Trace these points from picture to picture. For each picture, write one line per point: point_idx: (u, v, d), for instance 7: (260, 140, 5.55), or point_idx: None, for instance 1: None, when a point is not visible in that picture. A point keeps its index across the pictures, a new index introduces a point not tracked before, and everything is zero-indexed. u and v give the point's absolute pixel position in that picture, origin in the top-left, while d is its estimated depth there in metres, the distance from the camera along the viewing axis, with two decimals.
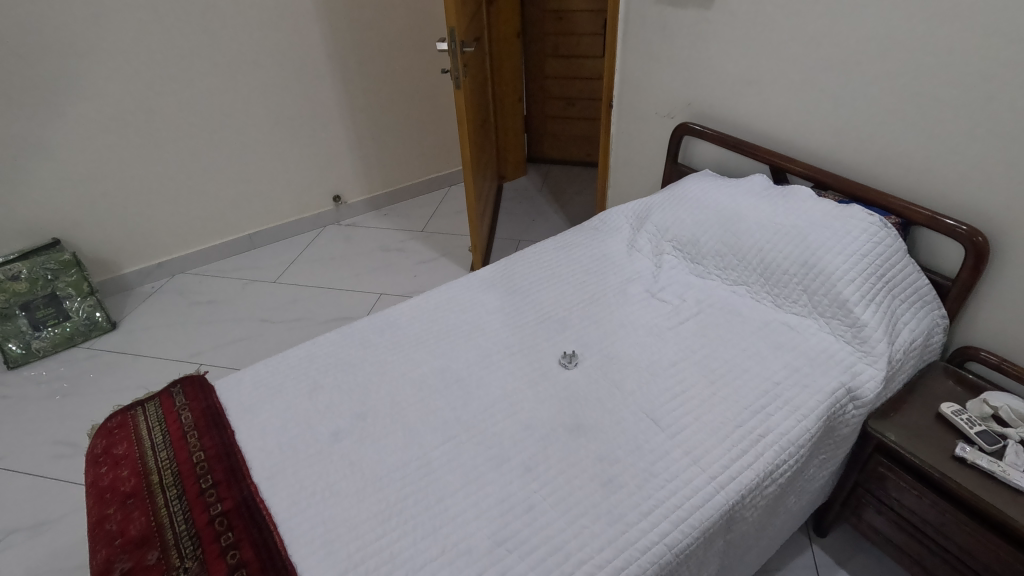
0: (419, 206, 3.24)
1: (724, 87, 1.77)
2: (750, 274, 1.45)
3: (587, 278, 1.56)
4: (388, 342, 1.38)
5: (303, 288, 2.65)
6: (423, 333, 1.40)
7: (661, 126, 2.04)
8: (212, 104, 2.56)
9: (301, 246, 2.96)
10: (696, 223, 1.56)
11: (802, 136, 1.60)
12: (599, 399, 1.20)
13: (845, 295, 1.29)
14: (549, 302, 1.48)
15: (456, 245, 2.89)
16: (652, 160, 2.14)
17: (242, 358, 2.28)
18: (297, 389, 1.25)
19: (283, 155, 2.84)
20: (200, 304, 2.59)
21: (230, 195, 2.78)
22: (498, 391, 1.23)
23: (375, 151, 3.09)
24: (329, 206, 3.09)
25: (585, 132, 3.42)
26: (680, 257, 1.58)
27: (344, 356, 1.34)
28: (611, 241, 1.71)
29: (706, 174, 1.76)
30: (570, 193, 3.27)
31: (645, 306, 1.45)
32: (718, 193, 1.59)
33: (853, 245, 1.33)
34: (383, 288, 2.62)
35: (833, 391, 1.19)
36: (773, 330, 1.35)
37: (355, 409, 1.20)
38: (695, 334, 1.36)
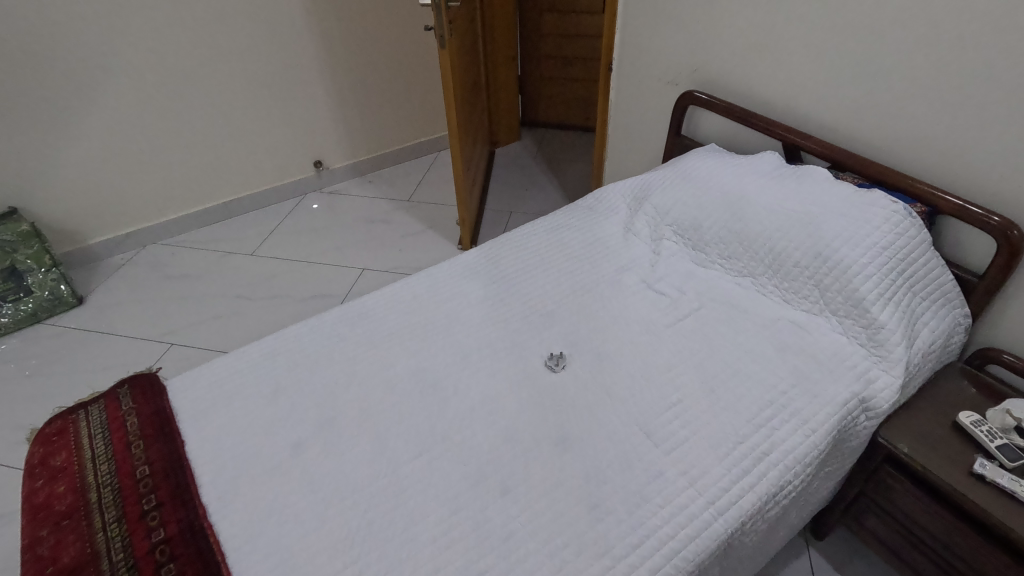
0: (406, 173, 3.06)
1: (735, 52, 1.59)
2: (757, 265, 1.32)
3: (579, 266, 1.43)
4: (360, 337, 1.25)
5: (281, 262, 2.50)
6: (397, 326, 1.28)
7: (664, 94, 1.87)
8: (177, 62, 2.35)
9: (281, 216, 2.79)
10: (701, 206, 1.42)
11: (821, 110, 1.44)
12: (588, 407, 1.09)
13: (862, 294, 1.17)
14: (536, 293, 1.35)
15: (445, 216, 2.74)
16: (655, 130, 1.97)
17: (216, 338, 2.15)
18: (257, 392, 1.13)
19: (258, 118, 2.64)
20: (173, 278, 2.44)
21: (203, 160, 2.60)
22: (477, 397, 1.12)
23: (358, 113, 2.89)
24: (310, 172, 2.91)
25: (583, 95, 3.22)
26: (680, 244, 1.44)
27: (310, 354, 1.22)
28: (606, 223, 1.56)
29: (710, 149, 1.60)
30: (566, 161, 3.09)
31: (641, 299, 1.33)
32: (724, 172, 1.45)
33: (872, 237, 1.20)
34: (365, 263, 2.48)
35: (845, 401, 1.08)
36: (781, 330, 1.23)
37: (319, 416, 1.09)
38: (696, 331, 1.24)
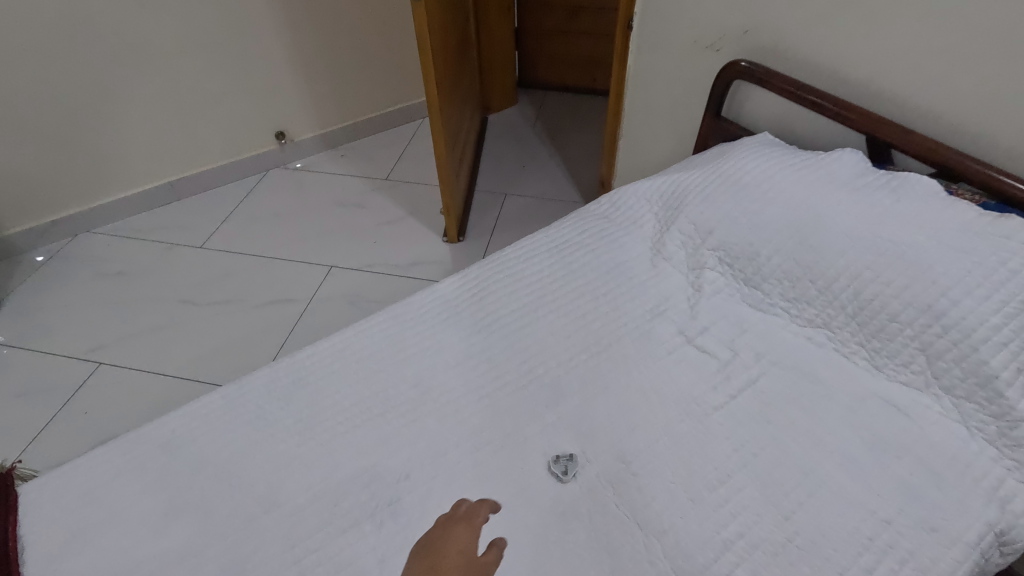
0: (385, 146, 2.65)
1: (805, 11, 1.18)
2: (835, 314, 0.97)
3: (593, 306, 1.07)
4: (295, 421, 0.91)
5: (237, 257, 2.13)
6: (347, 402, 0.94)
7: (700, 62, 1.46)
8: (93, 14, 1.90)
9: (238, 197, 2.40)
10: (758, 226, 1.05)
11: (925, 97, 1.06)
12: (612, 549, 0.77)
13: (997, 372, 0.82)
14: (536, 348, 1.01)
15: (429, 200, 2.35)
16: (685, 106, 1.57)
17: (155, 356, 1.81)
18: (146, 517, 0.81)
19: (202, 82, 2.20)
20: (107, 277, 2.06)
21: (138, 134, 2.18)
22: (455, 526, 0.80)
23: (326, 75, 2.44)
24: (271, 145, 2.49)
25: (590, 52, 2.76)
26: (727, 276, 1.09)
27: (224, 450, 0.88)
28: (627, 239, 1.20)
29: (765, 142, 1.21)
30: (570, 130, 2.67)
31: (677, 361, 0.98)
32: (789, 177, 1.07)
33: (1011, 287, 0.85)
34: (335, 258, 2.11)
35: (978, 541, 0.76)
36: (871, 413, 0.90)
37: (229, 560, 0.77)
38: (756, 416, 0.90)
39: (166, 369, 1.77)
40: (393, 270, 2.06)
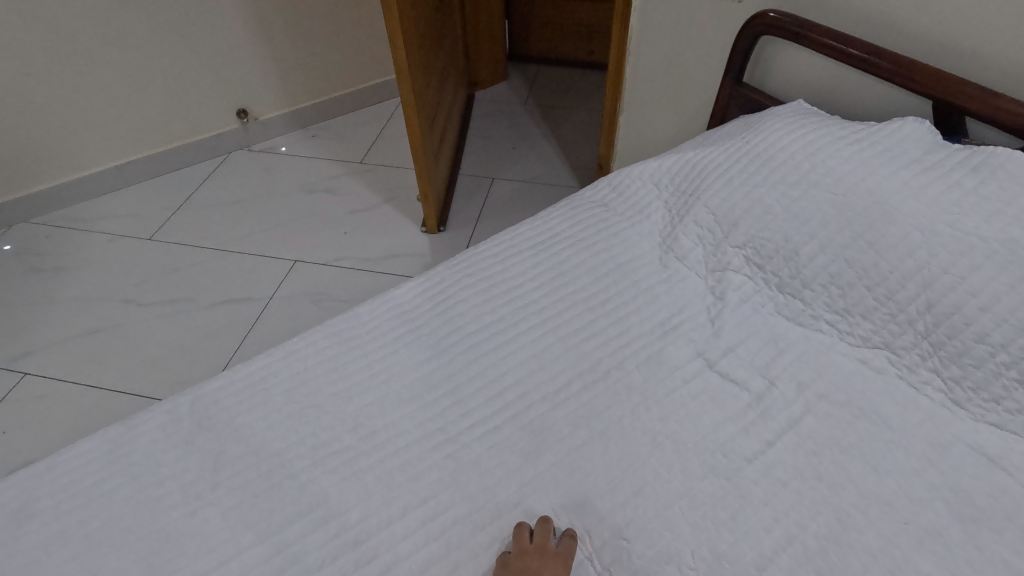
0: (361, 125, 2.40)
1: None
2: (901, 332, 0.75)
3: (588, 319, 0.85)
4: (194, 477, 0.70)
5: (189, 250, 1.90)
6: (264, 452, 0.72)
7: (716, 18, 1.22)
8: None
9: (196, 183, 2.16)
10: (798, 217, 0.83)
11: (1013, 52, 0.83)
12: None
13: None
14: (515, 376, 0.79)
15: (407, 185, 2.12)
16: (698, 73, 1.34)
17: (91, 365, 1.58)
18: None
19: (147, 52, 1.94)
20: (42, 273, 1.83)
21: (77, 111, 1.93)
22: None
23: (292, 44, 2.19)
24: (233, 124, 2.24)
25: (587, 20, 2.50)
26: (758, 280, 0.86)
27: (97, 520, 0.66)
28: (630, 233, 0.97)
29: (801, 111, 0.98)
30: (565, 107, 2.43)
31: (694, 394, 0.76)
32: (837, 153, 0.83)
33: None
34: (300, 251, 1.88)
35: None
36: (953, 466, 0.68)
37: None
38: (799, 470, 0.69)
39: (102, 381, 1.54)
40: (364, 264, 1.83)
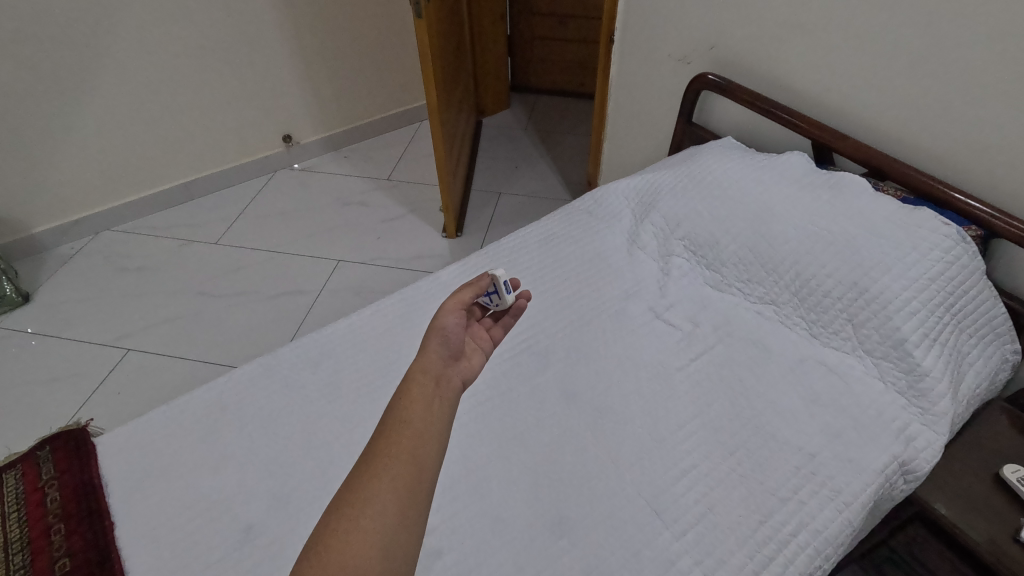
0: (386, 147, 2.82)
1: (761, 30, 1.37)
2: (780, 292, 1.15)
3: (579, 287, 1.26)
4: (324, 384, 1.09)
5: (249, 252, 2.28)
6: (368, 370, 1.11)
7: (675, 72, 1.65)
8: (117, 26, 2.03)
9: (249, 197, 2.55)
10: (717, 218, 1.23)
11: (859, 107, 1.24)
12: (589, 477, 0.95)
13: (904, 334, 1.00)
14: (531, 322, 1.19)
15: (428, 198, 2.52)
16: (662, 112, 1.76)
17: (180, 342, 1.96)
18: (203, 457, 0.98)
19: (215, 88, 2.35)
20: (128, 271, 2.20)
21: (156, 138, 2.32)
22: (462, 459, 0.97)
23: (330, 80, 2.60)
24: (279, 147, 2.64)
25: (578, 58, 2.94)
26: (693, 261, 1.27)
27: (267, 406, 1.05)
28: (606, 231, 1.38)
29: (728, 145, 1.40)
30: (560, 132, 2.85)
31: (647, 332, 1.17)
32: (744, 176, 1.25)
33: (919, 266, 1.03)
34: (341, 253, 2.27)
35: (884, 468, 0.94)
36: (807, 371, 1.08)
37: (273, 490, 0.94)
38: (711, 375, 1.08)
39: (193, 354, 1.92)
40: (396, 263, 2.22)
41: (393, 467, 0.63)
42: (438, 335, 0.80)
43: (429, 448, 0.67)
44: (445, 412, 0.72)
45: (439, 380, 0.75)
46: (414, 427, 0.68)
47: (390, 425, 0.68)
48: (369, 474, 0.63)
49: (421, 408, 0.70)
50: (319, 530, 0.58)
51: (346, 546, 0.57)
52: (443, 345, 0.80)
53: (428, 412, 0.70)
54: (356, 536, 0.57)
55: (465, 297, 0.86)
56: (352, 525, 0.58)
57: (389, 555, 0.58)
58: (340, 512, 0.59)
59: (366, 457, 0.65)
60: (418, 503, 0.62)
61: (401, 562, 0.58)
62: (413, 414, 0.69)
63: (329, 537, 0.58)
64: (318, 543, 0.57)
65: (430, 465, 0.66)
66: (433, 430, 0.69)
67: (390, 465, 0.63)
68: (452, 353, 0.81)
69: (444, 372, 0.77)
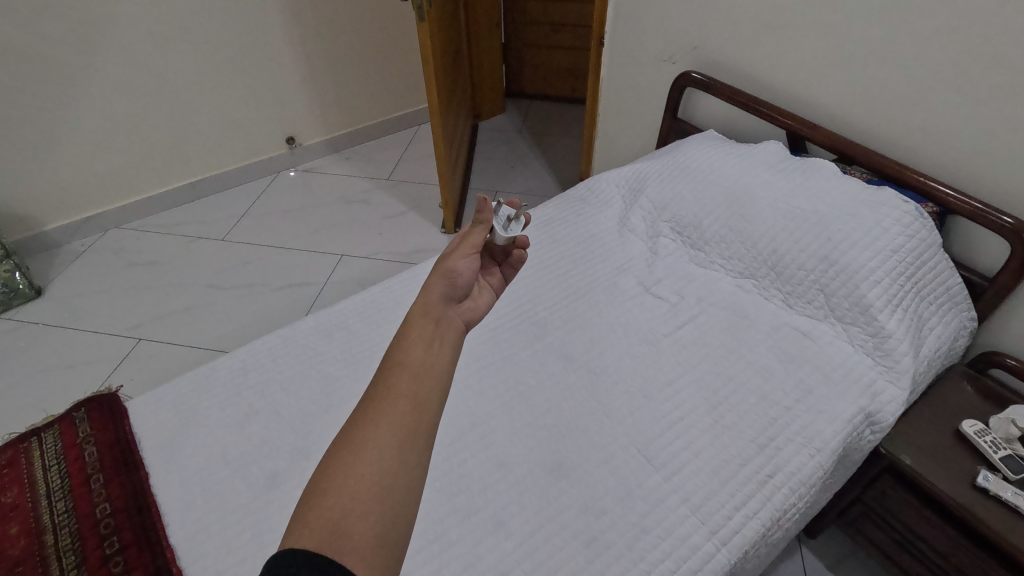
0: (386, 149, 2.92)
1: (739, 31, 1.49)
2: (758, 267, 1.25)
3: (574, 266, 1.36)
4: (339, 351, 1.17)
5: (255, 247, 2.37)
6: (380, 338, 1.20)
7: (661, 72, 1.77)
8: (130, 31, 2.11)
9: (253, 195, 2.64)
10: (700, 201, 1.34)
11: (828, 100, 1.36)
12: (585, 429, 1.04)
13: (869, 300, 1.10)
14: (530, 296, 1.29)
15: (427, 196, 2.62)
16: (650, 110, 1.88)
17: (190, 330, 2.02)
18: (230, 415, 1.07)
19: (224, 91, 2.44)
20: (138, 265, 2.28)
21: (165, 138, 2.40)
22: (468, 415, 1.06)
23: (333, 84, 2.70)
24: (283, 148, 2.74)
25: (570, 64, 3.06)
26: (679, 242, 1.37)
27: (287, 371, 1.14)
28: (599, 216, 1.49)
29: (710, 136, 1.51)
30: (553, 135, 2.96)
31: (637, 304, 1.27)
32: (724, 163, 1.36)
33: (883, 238, 1.13)
34: (345, 248, 2.35)
35: (852, 419, 1.04)
36: (783, 337, 1.18)
37: (295, 443, 1.02)
38: (695, 341, 1.19)
39: (202, 342, 1.98)
40: (398, 257, 2.31)
41: (392, 407, 0.64)
42: (446, 276, 0.81)
43: (428, 388, 0.67)
44: (446, 353, 0.72)
45: (441, 321, 0.77)
46: (413, 370, 0.68)
47: (388, 369, 0.68)
48: (370, 415, 0.64)
49: (421, 351, 0.71)
50: (321, 470, 0.60)
51: (347, 482, 0.58)
52: (448, 286, 0.81)
53: (427, 354, 0.71)
54: (356, 472, 0.59)
55: (476, 239, 0.86)
56: (351, 463, 0.59)
57: (389, 490, 0.59)
58: (340, 452, 0.60)
59: (366, 399, 0.66)
60: (417, 439, 0.62)
61: (403, 497, 0.59)
62: (412, 358, 0.70)
63: (331, 475, 0.59)
64: (321, 481, 0.59)
65: (431, 405, 0.66)
66: (433, 371, 0.69)
67: (388, 406, 0.64)
68: (456, 293, 0.83)
69: (447, 314, 0.78)
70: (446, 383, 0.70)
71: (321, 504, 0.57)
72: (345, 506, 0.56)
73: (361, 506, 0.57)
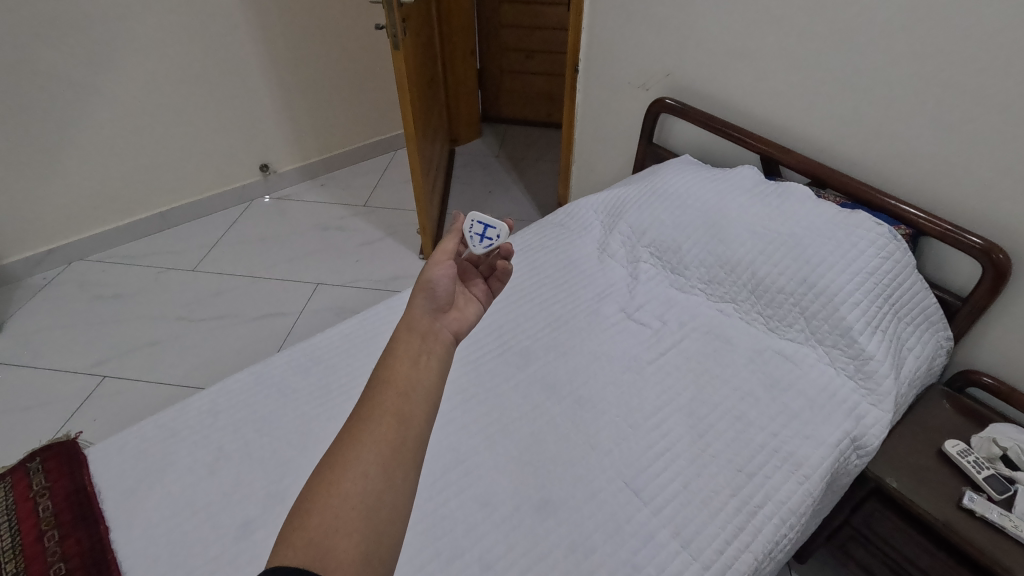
0: (362, 175, 2.90)
1: (710, 59, 1.52)
2: (739, 291, 1.25)
3: (554, 293, 1.35)
4: (316, 388, 1.13)
5: (228, 277, 2.30)
6: (357, 372, 1.16)
7: (635, 98, 1.79)
8: (98, 59, 2.08)
9: (226, 223, 2.58)
10: (678, 225, 1.35)
11: (799, 124, 1.38)
12: (571, 462, 1.01)
13: (848, 322, 1.11)
14: (511, 325, 1.27)
15: (405, 222, 2.60)
16: (626, 135, 1.90)
17: (158, 365, 1.94)
18: (197, 459, 1.01)
19: (195, 120, 2.40)
20: (104, 298, 2.19)
21: (134, 167, 2.34)
22: (449, 451, 1.03)
23: (307, 111, 2.68)
24: (256, 176, 2.69)
25: (546, 89, 3.10)
26: (658, 266, 1.37)
27: (259, 409, 1.09)
28: (578, 242, 1.49)
29: (685, 161, 1.53)
30: (530, 159, 2.98)
31: (620, 332, 1.26)
32: (702, 185, 1.38)
33: (859, 260, 1.14)
34: (321, 276, 2.31)
35: (838, 443, 1.03)
36: (766, 361, 1.18)
37: (268, 487, 0.97)
38: (680, 368, 1.18)
39: (171, 377, 1.90)
40: (376, 284, 2.27)
41: (377, 426, 0.65)
42: (425, 291, 0.81)
43: (415, 405, 0.68)
44: (433, 370, 0.73)
45: (426, 336, 0.77)
46: (398, 388, 0.69)
47: (374, 388, 0.69)
48: (355, 434, 0.64)
49: (408, 369, 0.72)
50: (305, 490, 0.60)
51: (331, 502, 0.58)
52: (429, 301, 0.80)
53: (414, 372, 0.71)
54: (339, 492, 0.59)
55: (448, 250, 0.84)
56: (334, 482, 0.59)
57: (374, 508, 0.59)
58: (326, 472, 0.61)
59: (351, 420, 0.67)
60: (402, 458, 0.63)
61: (388, 515, 0.60)
62: (398, 375, 0.70)
63: (315, 494, 0.59)
64: (305, 502, 0.59)
65: (417, 423, 0.67)
66: (419, 389, 0.70)
67: (374, 424, 0.65)
68: (440, 307, 0.81)
69: (432, 328, 0.78)
70: (433, 401, 0.70)
71: (304, 524, 0.57)
72: (328, 526, 0.56)
73: (345, 526, 0.57)
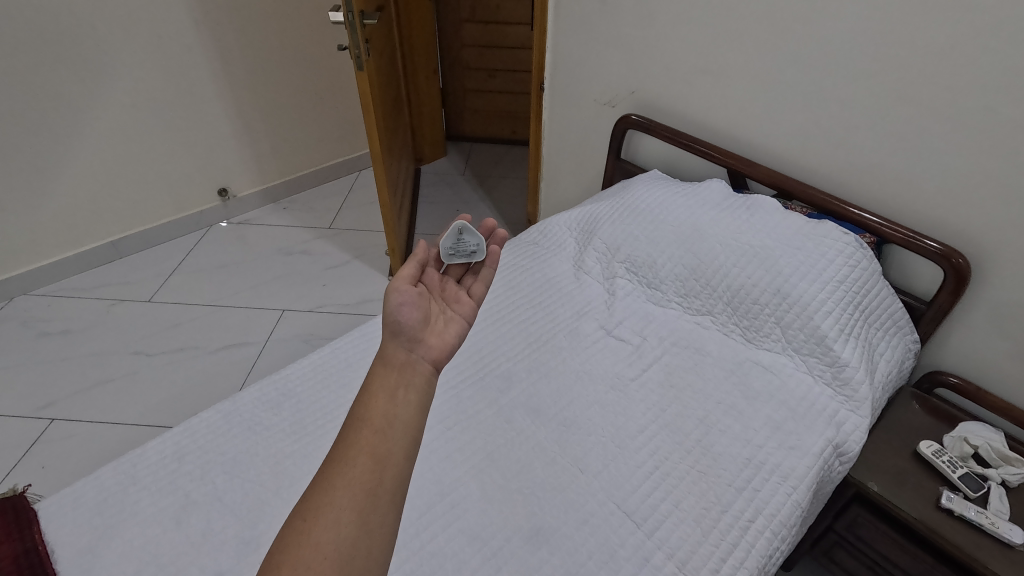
0: (326, 197, 2.84)
1: (674, 76, 1.55)
2: (715, 304, 1.26)
3: (534, 313, 1.33)
4: (288, 423, 1.08)
5: (188, 307, 2.20)
6: (333, 405, 1.11)
7: (602, 115, 1.81)
8: (42, 84, 1.97)
9: (183, 251, 2.47)
10: (652, 241, 1.35)
11: (763, 138, 1.42)
12: (559, 488, 0.99)
13: (823, 331, 1.13)
14: (491, 348, 1.24)
15: (373, 243, 2.55)
16: (593, 151, 1.91)
17: (113, 405, 1.83)
18: (163, 507, 0.95)
19: (148, 146, 2.30)
20: (51, 335, 2.06)
21: (82, 196, 2.22)
22: (434, 483, 0.99)
23: (268, 133, 2.62)
24: (215, 201, 2.60)
25: (509, 107, 3.12)
26: (634, 282, 1.38)
27: (228, 450, 1.03)
28: (554, 260, 1.49)
29: (653, 176, 1.55)
30: (496, 176, 2.98)
31: (601, 349, 1.25)
32: (672, 201, 1.40)
33: (828, 271, 1.16)
34: (287, 302, 2.23)
35: (822, 452, 1.04)
36: (746, 373, 1.18)
37: (241, 534, 0.91)
38: (662, 384, 1.17)
39: (127, 417, 1.79)
40: (345, 308, 2.21)
41: (351, 467, 0.61)
42: (392, 327, 0.76)
43: (392, 443, 0.64)
44: (412, 402, 0.69)
45: (404, 368, 0.73)
46: (375, 425, 0.65)
47: (349, 427, 0.65)
48: (329, 477, 0.61)
49: (384, 403, 0.67)
50: (277, 543, 0.57)
51: (301, 553, 0.55)
52: (401, 335, 0.76)
53: (390, 406, 0.67)
54: (311, 542, 0.56)
55: (409, 274, 0.83)
56: (304, 534, 0.56)
57: (348, 559, 0.56)
58: (297, 522, 0.57)
59: (325, 463, 0.63)
60: (379, 501, 0.60)
61: (364, 563, 0.56)
62: (374, 411, 0.66)
63: (287, 545, 0.56)
64: (277, 553, 0.56)
65: (395, 460, 0.63)
66: (397, 423, 0.66)
67: (347, 466, 0.61)
68: (415, 336, 0.77)
69: (409, 359, 0.74)
70: (413, 435, 0.66)
71: None
72: None
73: None
